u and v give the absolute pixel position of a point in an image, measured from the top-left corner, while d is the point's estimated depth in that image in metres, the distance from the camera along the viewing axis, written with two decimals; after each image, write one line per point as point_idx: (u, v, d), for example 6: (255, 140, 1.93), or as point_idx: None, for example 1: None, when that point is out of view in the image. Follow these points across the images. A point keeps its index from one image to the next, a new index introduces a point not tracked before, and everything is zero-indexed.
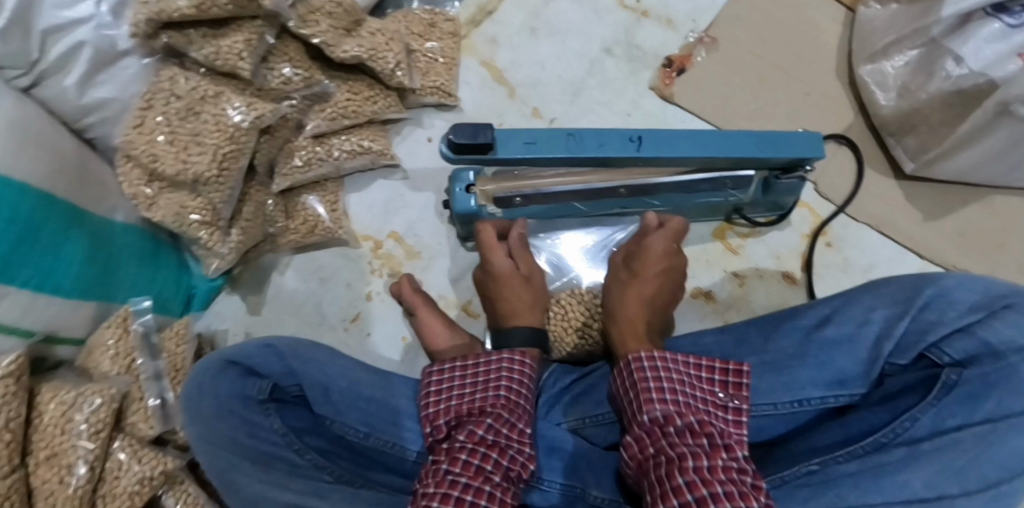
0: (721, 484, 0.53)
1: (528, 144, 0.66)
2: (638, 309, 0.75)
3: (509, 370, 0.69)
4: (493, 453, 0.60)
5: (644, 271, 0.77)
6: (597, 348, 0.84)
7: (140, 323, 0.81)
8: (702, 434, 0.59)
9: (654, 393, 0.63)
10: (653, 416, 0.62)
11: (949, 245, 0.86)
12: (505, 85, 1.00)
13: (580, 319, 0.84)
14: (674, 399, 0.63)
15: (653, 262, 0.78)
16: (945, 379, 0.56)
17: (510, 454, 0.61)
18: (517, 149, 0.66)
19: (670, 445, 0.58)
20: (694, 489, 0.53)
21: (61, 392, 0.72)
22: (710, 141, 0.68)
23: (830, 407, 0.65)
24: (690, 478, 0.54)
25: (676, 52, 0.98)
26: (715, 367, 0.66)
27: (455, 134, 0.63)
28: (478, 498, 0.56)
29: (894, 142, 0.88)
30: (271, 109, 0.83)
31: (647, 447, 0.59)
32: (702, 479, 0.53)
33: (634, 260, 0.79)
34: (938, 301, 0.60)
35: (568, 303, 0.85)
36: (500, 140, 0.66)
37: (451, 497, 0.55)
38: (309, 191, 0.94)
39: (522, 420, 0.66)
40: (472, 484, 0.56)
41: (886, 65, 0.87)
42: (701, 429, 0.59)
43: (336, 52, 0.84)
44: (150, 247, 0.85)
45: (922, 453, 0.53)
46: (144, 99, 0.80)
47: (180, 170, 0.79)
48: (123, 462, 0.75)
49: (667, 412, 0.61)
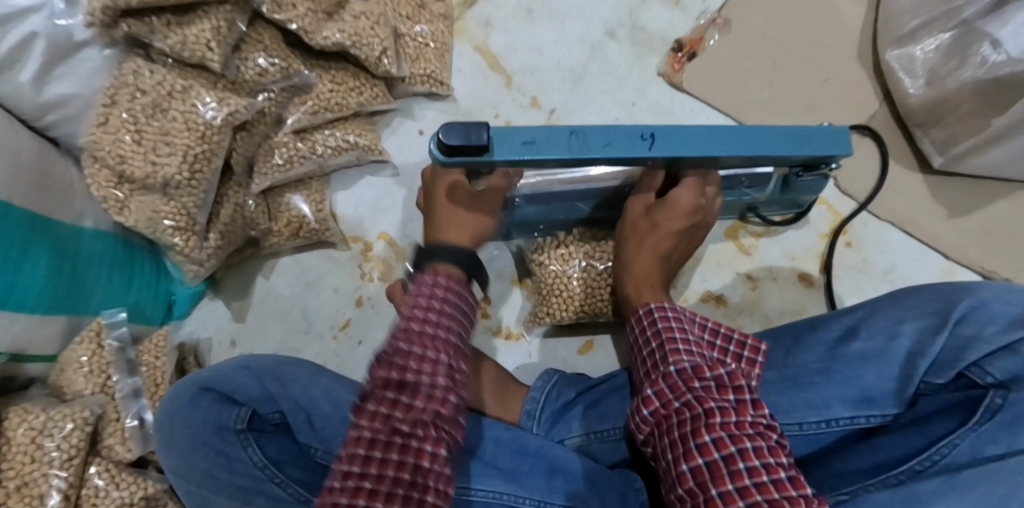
0: (750, 440, 0.50)
1: (527, 144, 0.58)
2: (653, 263, 0.69)
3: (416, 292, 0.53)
4: (405, 393, 0.48)
5: (662, 225, 0.68)
6: (602, 299, 0.79)
7: (114, 338, 0.76)
8: (729, 387, 0.54)
9: (680, 345, 0.58)
10: (681, 367, 0.56)
11: (976, 244, 0.81)
12: (500, 73, 0.93)
13: (579, 259, 0.79)
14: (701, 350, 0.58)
15: (676, 218, 0.67)
16: (988, 403, 0.50)
17: (425, 391, 0.48)
18: (515, 150, 0.58)
19: (697, 399, 0.53)
20: (721, 447, 0.50)
21: (30, 417, 0.68)
22: (727, 141, 0.61)
23: (859, 428, 0.59)
24: (717, 435, 0.50)
25: (686, 34, 0.91)
26: (731, 339, 0.61)
27: (443, 136, 0.55)
28: (387, 467, 0.44)
29: (921, 133, 0.80)
30: (247, 104, 0.76)
31: (671, 402, 0.55)
32: (731, 435, 0.50)
33: (659, 208, 0.68)
34: (975, 315, 0.54)
35: (569, 244, 0.79)
36: (497, 139, 0.58)
37: (353, 470, 0.44)
38: (293, 190, 0.87)
39: (444, 342, 0.51)
40: (383, 438, 0.45)
41: (915, 49, 0.80)
42: (730, 382, 0.55)
43: (315, 38, 0.76)
44: (124, 254, 0.79)
45: (959, 483, 0.47)
46: (107, 95, 0.74)
47: (149, 173, 0.74)
48: (100, 489, 0.71)
49: (697, 363, 0.56)
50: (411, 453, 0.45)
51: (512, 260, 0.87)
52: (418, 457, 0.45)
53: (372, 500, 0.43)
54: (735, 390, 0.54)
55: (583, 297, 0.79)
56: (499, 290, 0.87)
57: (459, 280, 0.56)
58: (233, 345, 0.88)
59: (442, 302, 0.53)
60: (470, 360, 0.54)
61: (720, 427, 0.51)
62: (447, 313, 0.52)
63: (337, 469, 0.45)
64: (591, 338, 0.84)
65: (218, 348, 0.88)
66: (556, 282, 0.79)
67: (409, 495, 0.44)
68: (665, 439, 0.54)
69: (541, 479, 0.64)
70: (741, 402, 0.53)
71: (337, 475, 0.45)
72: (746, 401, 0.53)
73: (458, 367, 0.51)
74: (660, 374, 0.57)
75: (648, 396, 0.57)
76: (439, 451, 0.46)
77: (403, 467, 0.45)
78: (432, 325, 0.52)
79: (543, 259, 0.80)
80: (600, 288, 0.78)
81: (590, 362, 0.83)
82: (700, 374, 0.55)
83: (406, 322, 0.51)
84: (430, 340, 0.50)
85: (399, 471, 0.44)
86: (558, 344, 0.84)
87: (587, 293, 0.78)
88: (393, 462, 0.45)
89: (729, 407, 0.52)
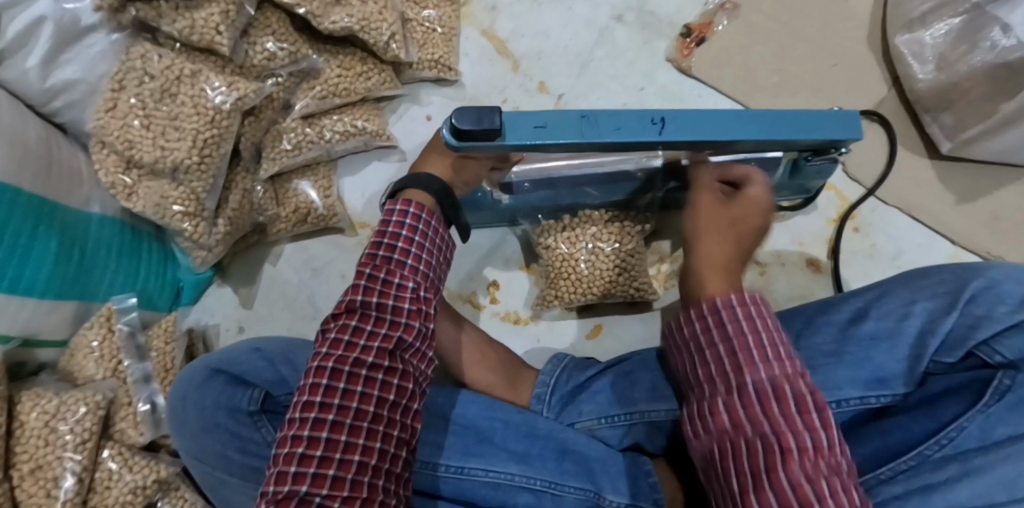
0: (828, 479, 0.42)
1: (538, 129, 0.58)
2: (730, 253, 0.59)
3: (387, 224, 0.59)
4: (366, 326, 0.54)
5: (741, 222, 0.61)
6: (608, 286, 0.79)
7: (125, 323, 0.77)
8: (812, 406, 0.46)
9: (756, 352, 0.49)
10: (757, 382, 0.48)
11: (983, 230, 0.81)
12: (507, 58, 0.93)
13: (589, 240, 0.79)
14: (776, 354, 0.49)
15: (750, 217, 0.61)
16: (997, 384, 0.50)
17: (388, 320, 0.55)
18: (526, 135, 0.58)
19: (775, 427, 0.45)
20: (796, 484, 0.43)
21: (42, 401, 0.69)
22: (734, 127, 0.61)
23: (869, 408, 0.59)
24: (793, 472, 0.43)
25: (693, 19, 0.91)
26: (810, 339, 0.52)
27: (455, 120, 0.56)
28: (354, 386, 0.52)
29: (930, 119, 0.82)
30: (255, 89, 0.76)
31: (743, 421, 0.47)
32: (808, 472, 0.43)
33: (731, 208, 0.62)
34: (985, 294, 0.54)
35: (581, 224, 0.79)
36: (509, 124, 0.58)
37: (321, 387, 0.51)
38: (300, 175, 0.87)
39: (407, 276, 0.57)
40: (347, 370, 0.52)
41: (924, 34, 0.81)
42: (814, 404, 0.46)
43: (323, 23, 0.76)
44: (131, 241, 0.79)
45: (972, 469, 0.48)
46: (113, 79, 0.73)
47: (158, 158, 0.73)
48: (113, 472, 0.72)
49: (776, 379, 0.47)
50: (376, 385, 0.52)
51: (520, 245, 0.88)
52: (381, 388, 0.53)
53: (337, 424, 0.51)
54: (818, 412, 0.46)
55: (591, 281, 0.79)
56: (506, 277, 0.87)
57: (429, 217, 0.60)
58: (241, 330, 0.88)
59: (408, 240, 0.59)
60: (437, 292, 0.61)
61: (799, 461, 0.44)
62: (416, 246, 0.59)
63: (303, 396, 0.52)
64: (599, 323, 0.84)
65: (226, 334, 0.88)
66: (564, 265, 0.79)
67: (370, 421, 0.52)
68: (729, 466, 0.47)
69: (552, 461, 0.65)
70: (825, 421, 0.45)
71: (304, 403, 0.51)
72: (829, 421, 0.46)
73: (418, 303, 0.57)
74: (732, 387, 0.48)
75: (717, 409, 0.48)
76: (401, 384, 0.54)
77: (366, 397, 0.52)
78: (397, 260, 0.58)
79: (550, 242, 0.79)
80: (610, 273, 0.79)
81: (599, 347, 0.84)
82: (778, 391, 0.47)
83: (375, 247, 0.58)
84: (395, 267, 0.57)
85: (362, 400, 0.52)
86: (567, 329, 0.84)
87: (594, 277, 0.79)
88: (357, 392, 0.52)
89: (810, 432, 0.45)
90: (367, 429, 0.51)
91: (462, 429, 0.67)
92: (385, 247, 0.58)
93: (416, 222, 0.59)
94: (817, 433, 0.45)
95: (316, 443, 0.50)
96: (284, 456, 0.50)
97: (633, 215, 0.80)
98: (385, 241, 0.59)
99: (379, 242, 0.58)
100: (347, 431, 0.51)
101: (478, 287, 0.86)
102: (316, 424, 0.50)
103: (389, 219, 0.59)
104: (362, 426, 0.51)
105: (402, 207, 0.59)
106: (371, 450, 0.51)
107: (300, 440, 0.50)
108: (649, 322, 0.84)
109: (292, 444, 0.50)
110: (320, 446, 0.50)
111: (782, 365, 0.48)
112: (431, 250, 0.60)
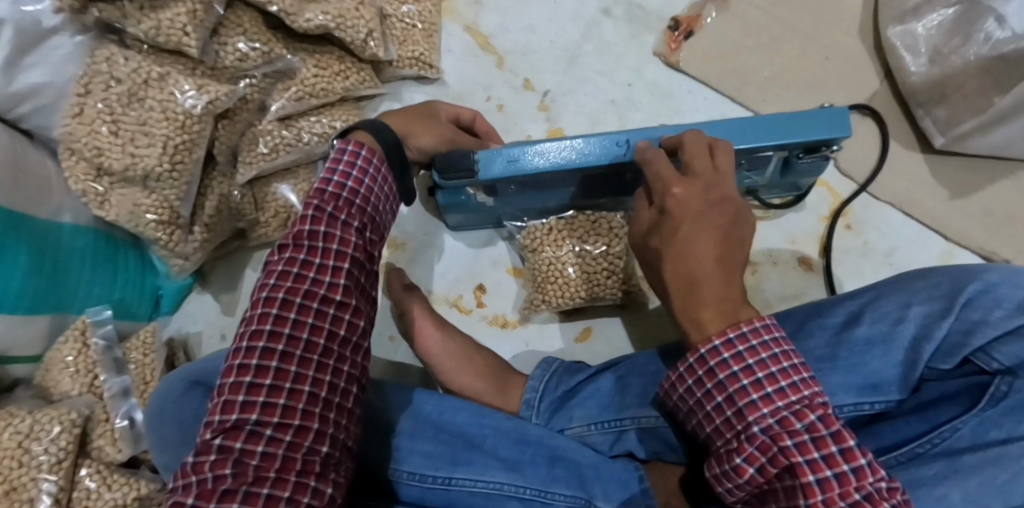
0: None
1: (508, 162, 0.65)
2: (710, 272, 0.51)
3: (340, 156, 0.58)
4: (316, 259, 0.54)
5: (679, 232, 0.53)
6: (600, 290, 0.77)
7: (101, 336, 0.74)
8: (827, 439, 0.44)
9: (753, 393, 0.47)
10: (764, 427, 0.46)
11: (977, 225, 0.80)
12: (491, 54, 0.90)
13: (578, 235, 0.77)
14: (778, 389, 0.47)
15: (710, 219, 0.53)
16: (993, 390, 0.49)
17: (336, 251, 0.55)
18: (501, 165, 0.65)
19: (796, 475, 0.44)
20: None
21: (15, 421, 0.67)
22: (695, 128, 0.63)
23: (863, 414, 0.57)
24: None
25: (682, 12, 0.89)
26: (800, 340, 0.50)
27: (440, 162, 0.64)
28: (304, 317, 0.52)
29: (924, 113, 0.80)
30: (227, 91, 0.73)
31: (768, 470, 0.46)
32: None
33: (665, 219, 0.55)
34: (982, 298, 0.53)
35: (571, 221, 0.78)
36: (483, 158, 0.65)
37: (269, 317, 0.52)
38: (280, 179, 0.82)
39: (354, 215, 0.57)
40: (298, 302, 0.52)
41: (917, 26, 0.80)
42: (826, 432, 0.44)
43: (298, 21, 0.73)
44: (106, 249, 0.76)
45: (961, 468, 0.47)
46: (81, 84, 0.70)
47: (129, 165, 0.70)
48: (92, 491, 0.70)
49: (782, 417, 0.46)
50: (327, 318, 0.53)
51: (507, 247, 0.86)
52: (332, 322, 0.53)
53: (286, 355, 0.51)
54: (835, 438, 0.44)
55: (579, 284, 0.77)
56: (496, 278, 0.85)
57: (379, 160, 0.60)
58: (224, 338, 0.86)
59: (358, 178, 0.58)
60: (381, 232, 0.61)
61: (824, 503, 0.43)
62: (367, 183, 0.58)
63: (251, 326, 0.52)
64: (589, 326, 0.83)
65: (208, 342, 0.86)
66: (552, 268, 0.77)
67: (321, 354, 0.52)
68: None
69: (541, 467, 0.63)
70: (847, 453, 0.44)
71: (251, 334, 0.52)
72: (852, 451, 0.44)
73: (365, 243, 0.58)
74: (742, 437, 0.47)
75: (739, 466, 0.47)
76: (352, 319, 0.55)
77: (317, 330, 0.52)
78: (347, 197, 0.57)
79: (538, 245, 0.78)
80: (600, 274, 0.77)
81: (589, 350, 0.82)
82: (789, 430, 0.45)
83: (325, 181, 0.57)
84: (344, 203, 0.57)
85: (312, 333, 0.52)
86: (558, 332, 0.83)
87: (584, 279, 0.77)
88: (307, 324, 0.52)
89: (832, 471, 0.43)
90: (317, 362, 0.52)
91: (448, 437, 0.65)
92: (335, 185, 0.57)
93: (366, 164, 0.58)
94: (839, 470, 0.43)
95: (264, 372, 0.50)
96: (230, 385, 0.50)
97: (621, 214, 0.79)
98: (334, 179, 0.57)
99: (328, 180, 0.57)
100: (297, 363, 0.51)
101: (465, 290, 0.85)
102: (266, 354, 0.51)
103: (341, 154, 0.58)
104: (313, 359, 0.52)
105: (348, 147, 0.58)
106: (321, 382, 0.52)
107: (247, 369, 0.50)
108: (640, 325, 0.82)
109: (239, 374, 0.50)
110: (269, 376, 0.50)
111: (788, 401, 0.46)
112: (379, 189, 0.60)
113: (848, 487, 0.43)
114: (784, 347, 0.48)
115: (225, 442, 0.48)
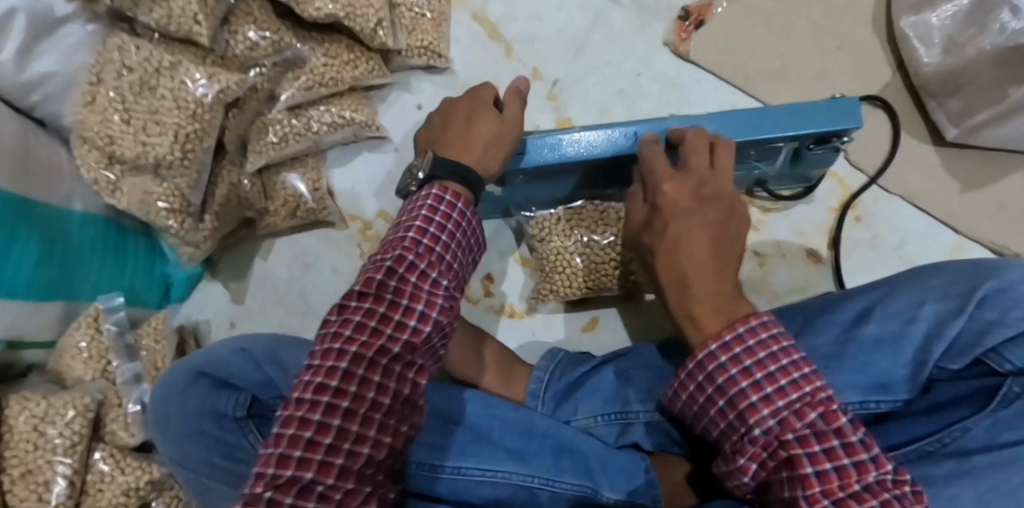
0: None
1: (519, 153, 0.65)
2: (704, 266, 0.53)
3: (431, 205, 0.55)
4: (397, 315, 0.49)
5: (669, 228, 0.56)
6: (604, 284, 0.78)
7: (113, 322, 0.75)
8: (828, 434, 0.44)
9: (752, 394, 0.47)
10: (765, 429, 0.46)
11: (987, 219, 0.80)
12: (499, 43, 0.90)
13: (586, 224, 0.77)
14: (779, 389, 0.46)
15: (698, 214, 0.56)
16: (1006, 392, 0.49)
17: (417, 311, 0.50)
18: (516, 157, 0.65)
19: (799, 475, 0.44)
20: None
21: (31, 405, 0.68)
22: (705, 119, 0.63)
23: (869, 413, 0.56)
24: None
25: (692, 1, 0.88)
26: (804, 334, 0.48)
27: None
28: (373, 375, 0.46)
29: (935, 104, 0.80)
30: (238, 79, 0.73)
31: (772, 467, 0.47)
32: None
33: (655, 216, 0.58)
34: (998, 298, 0.52)
35: (582, 210, 0.78)
36: None
37: (338, 371, 0.46)
38: (288, 167, 0.84)
39: (442, 274, 0.54)
40: (370, 357, 0.47)
41: (930, 16, 0.78)
42: (827, 430, 0.44)
43: (307, 9, 0.73)
44: (116, 237, 0.77)
45: (972, 469, 0.47)
46: (92, 72, 0.71)
47: (140, 153, 0.71)
48: (105, 474, 0.71)
49: (783, 417, 0.45)
50: (393, 377, 0.48)
51: (514, 237, 0.86)
52: (397, 382, 0.48)
53: (350, 412, 0.45)
54: (837, 434, 0.43)
55: (585, 276, 0.77)
56: (502, 268, 0.85)
57: (464, 207, 0.57)
58: (233, 326, 0.87)
59: (448, 233, 0.55)
60: (463, 292, 0.57)
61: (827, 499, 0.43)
62: (456, 234, 0.56)
63: (316, 377, 0.45)
64: (596, 316, 0.83)
65: (218, 330, 0.87)
66: (559, 258, 0.77)
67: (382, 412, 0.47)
68: None
69: (550, 458, 0.64)
70: (848, 448, 0.43)
71: (312, 384, 0.45)
72: (853, 446, 0.43)
73: (449, 306, 0.54)
74: (746, 439, 0.48)
75: (745, 466, 0.48)
76: (415, 379, 0.50)
77: (383, 389, 0.47)
78: (438, 252, 0.54)
79: (545, 235, 0.78)
80: (605, 263, 0.77)
81: (595, 341, 0.82)
82: (790, 429, 0.45)
83: (422, 228, 0.54)
84: (444, 264, 0.54)
85: (379, 392, 0.47)
86: (565, 324, 0.83)
87: (590, 270, 0.77)
88: (374, 382, 0.46)
89: (832, 464, 0.43)
90: (378, 423, 0.46)
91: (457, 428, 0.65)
92: (428, 236, 0.54)
93: (460, 216, 0.56)
94: (840, 464, 0.43)
95: (326, 429, 0.44)
96: (287, 437, 0.43)
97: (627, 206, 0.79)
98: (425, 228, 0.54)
99: (429, 218, 0.54)
100: (360, 422, 0.45)
101: (473, 280, 0.85)
102: (329, 408, 0.45)
103: (435, 205, 0.55)
104: (375, 419, 0.46)
105: (438, 192, 0.56)
106: (371, 423, 0.46)
107: (306, 424, 0.44)
108: (644, 319, 0.83)
109: (299, 426, 0.44)
110: (330, 434, 0.44)
111: (789, 399, 0.46)
112: (460, 242, 0.56)
113: (847, 480, 0.42)
114: (783, 344, 0.47)
115: (276, 495, 0.40)
